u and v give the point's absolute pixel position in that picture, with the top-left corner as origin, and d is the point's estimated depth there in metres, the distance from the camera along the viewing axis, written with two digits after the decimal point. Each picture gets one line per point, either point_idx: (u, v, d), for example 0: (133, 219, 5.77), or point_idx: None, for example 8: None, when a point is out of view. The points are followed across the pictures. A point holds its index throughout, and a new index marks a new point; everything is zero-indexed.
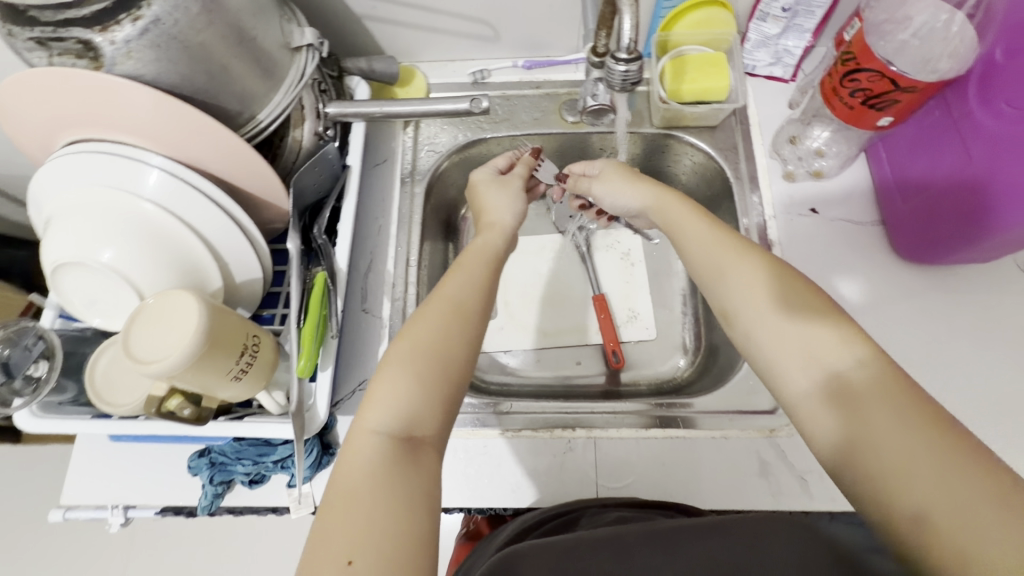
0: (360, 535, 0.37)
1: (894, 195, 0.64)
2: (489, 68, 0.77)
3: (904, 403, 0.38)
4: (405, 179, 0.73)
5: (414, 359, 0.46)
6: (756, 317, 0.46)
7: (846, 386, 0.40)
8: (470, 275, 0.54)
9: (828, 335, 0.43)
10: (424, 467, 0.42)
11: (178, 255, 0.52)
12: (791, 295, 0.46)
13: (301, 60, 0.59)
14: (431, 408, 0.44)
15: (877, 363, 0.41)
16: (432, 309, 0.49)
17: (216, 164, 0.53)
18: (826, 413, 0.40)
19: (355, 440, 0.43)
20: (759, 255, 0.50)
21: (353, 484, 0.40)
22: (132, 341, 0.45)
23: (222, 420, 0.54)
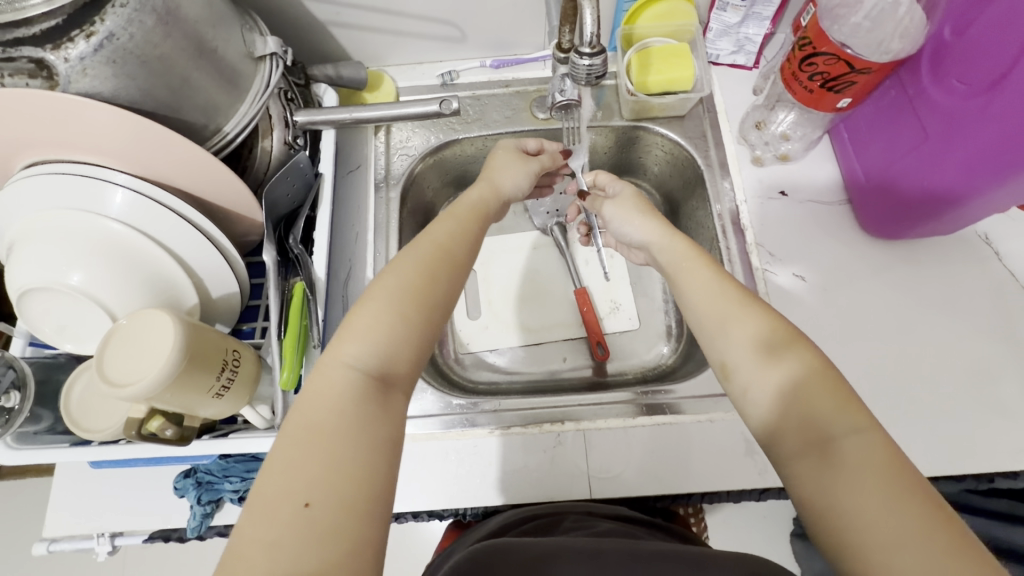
0: (324, 477, 0.36)
1: (858, 171, 0.66)
2: (457, 69, 0.77)
3: (895, 485, 0.37)
4: (380, 185, 0.73)
5: (397, 296, 0.45)
6: (756, 374, 0.45)
7: (837, 460, 0.39)
8: (456, 224, 0.54)
9: (827, 406, 0.41)
10: (393, 410, 0.41)
11: (149, 273, 0.51)
12: (789, 356, 0.44)
13: (265, 70, 0.58)
14: (406, 348, 0.44)
15: (873, 437, 0.39)
16: (415, 252, 0.49)
17: (184, 179, 0.52)
18: (815, 479, 0.39)
19: (326, 372, 0.41)
20: (765, 313, 0.48)
21: (320, 418, 0.39)
22: (106, 364, 0.44)
23: (207, 438, 0.53)
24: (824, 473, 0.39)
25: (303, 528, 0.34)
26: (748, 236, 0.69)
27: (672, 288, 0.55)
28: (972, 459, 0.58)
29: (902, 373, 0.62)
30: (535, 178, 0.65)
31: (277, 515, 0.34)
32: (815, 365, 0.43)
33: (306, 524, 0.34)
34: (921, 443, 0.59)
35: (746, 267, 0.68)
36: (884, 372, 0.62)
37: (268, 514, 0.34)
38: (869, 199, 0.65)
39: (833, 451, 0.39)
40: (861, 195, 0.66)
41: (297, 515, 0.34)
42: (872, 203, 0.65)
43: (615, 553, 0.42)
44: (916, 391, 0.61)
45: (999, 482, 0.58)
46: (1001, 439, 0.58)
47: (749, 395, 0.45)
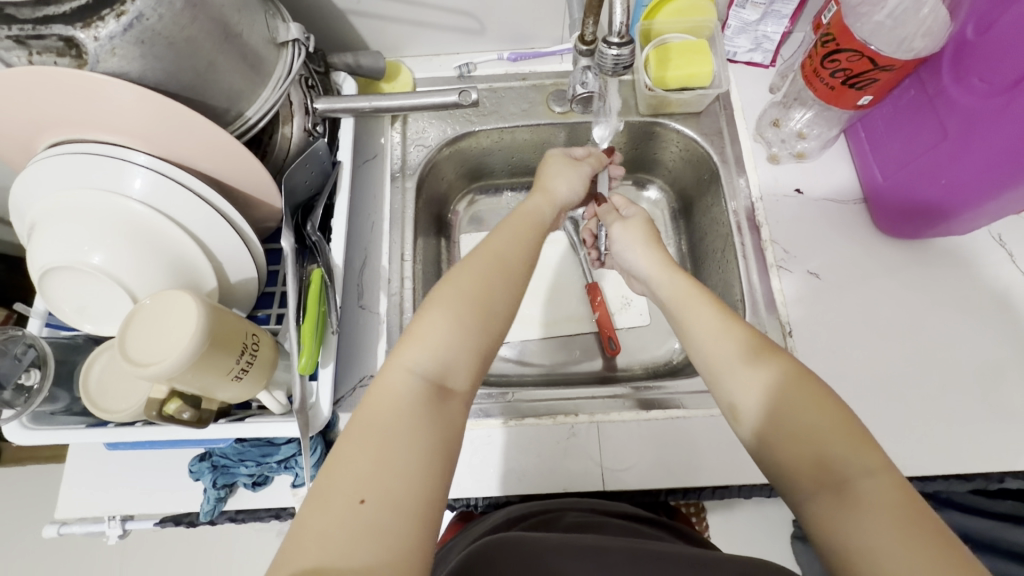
0: (382, 477, 0.37)
1: (874, 168, 0.66)
2: (475, 61, 0.77)
3: (915, 531, 0.36)
4: (395, 175, 0.73)
5: (458, 304, 0.46)
6: (765, 420, 0.44)
7: (853, 504, 0.38)
8: (516, 235, 0.54)
9: (839, 445, 0.41)
10: (450, 418, 0.42)
11: (169, 255, 0.51)
12: (797, 398, 0.44)
13: (287, 56, 0.58)
14: (466, 358, 0.44)
15: (890, 482, 0.39)
16: (479, 261, 0.50)
17: (205, 162, 0.52)
18: (836, 523, 0.38)
19: (387, 376, 0.43)
20: (768, 351, 0.47)
21: (381, 419, 0.40)
22: (127, 343, 0.44)
23: (223, 422, 0.53)
24: (841, 517, 0.38)
25: (357, 525, 0.35)
26: (764, 233, 0.69)
27: (678, 330, 0.54)
28: (983, 458, 0.58)
29: (914, 372, 0.62)
30: (587, 184, 0.66)
31: (332, 510, 0.35)
32: (825, 402, 0.43)
33: (361, 521, 0.35)
34: (932, 441, 0.59)
35: (761, 264, 0.68)
36: (896, 371, 0.62)
37: (326, 509, 0.35)
38: (886, 207, 0.65)
39: (849, 491, 0.39)
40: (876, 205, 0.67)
41: (352, 512, 0.35)
42: (888, 206, 0.65)
43: (619, 552, 0.43)
44: (928, 389, 0.61)
45: (1009, 482, 0.58)
46: (1012, 439, 0.58)
47: (760, 438, 0.44)
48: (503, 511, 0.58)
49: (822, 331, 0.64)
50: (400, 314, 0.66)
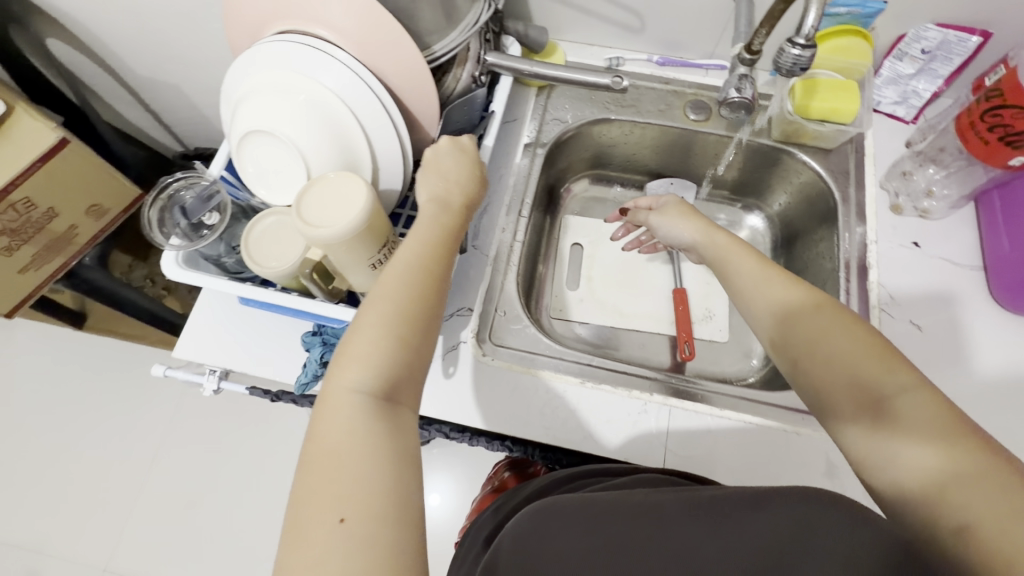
0: (353, 493, 0.39)
1: (1001, 241, 0.66)
2: (625, 57, 0.83)
3: (948, 435, 0.39)
4: (528, 143, 0.78)
5: (382, 316, 0.46)
6: (805, 350, 0.49)
7: (889, 417, 0.42)
8: (429, 232, 0.53)
9: (896, 392, 0.43)
10: (401, 423, 0.45)
11: (343, 145, 0.57)
12: (830, 325, 0.48)
13: (478, 8, 0.64)
14: (403, 367, 0.46)
15: (925, 395, 0.42)
16: (397, 270, 0.49)
17: (393, 77, 0.59)
18: (877, 441, 0.42)
19: (334, 398, 0.44)
20: (830, 308, 0.50)
21: (338, 443, 0.42)
22: (302, 206, 0.51)
23: (339, 305, 0.58)
24: (880, 431, 0.42)
25: (343, 542, 0.37)
26: (871, 275, 0.69)
27: (724, 281, 0.59)
28: None
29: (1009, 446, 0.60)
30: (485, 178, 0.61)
31: (312, 532, 0.38)
32: (882, 355, 0.45)
33: (344, 538, 0.37)
34: None
35: (863, 303, 0.68)
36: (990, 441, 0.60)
37: (305, 539, 0.38)
38: (1005, 280, 0.65)
39: (887, 406, 0.43)
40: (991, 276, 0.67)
41: (333, 530, 0.38)
42: (1011, 278, 0.64)
43: (676, 504, 0.42)
44: None
45: None
46: None
47: (798, 367, 0.50)
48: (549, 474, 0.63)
49: None
50: (505, 263, 0.71)
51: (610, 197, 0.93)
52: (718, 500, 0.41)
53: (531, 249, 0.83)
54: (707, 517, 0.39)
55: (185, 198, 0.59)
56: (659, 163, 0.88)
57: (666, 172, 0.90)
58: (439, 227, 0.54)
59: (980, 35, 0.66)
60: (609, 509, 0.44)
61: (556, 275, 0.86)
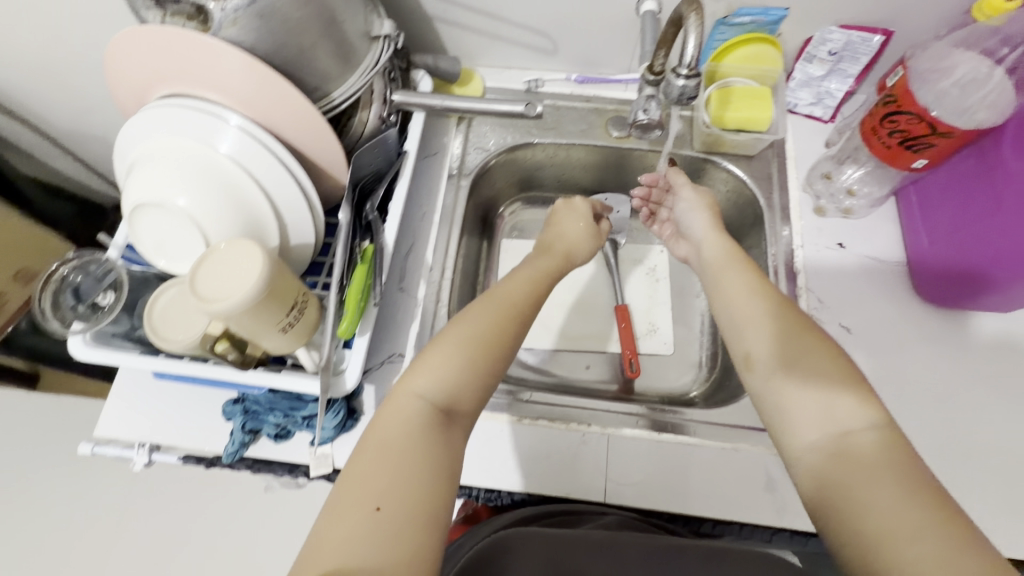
0: (390, 489, 0.45)
1: (919, 235, 0.66)
2: (544, 79, 0.82)
3: (898, 472, 0.42)
4: (452, 174, 0.77)
5: (466, 347, 0.54)
6: (781, 369, 0.52)
7: (846, 446, 0.45)
8: (519, 281, 0.63)
9: (842, 390, 0.48)
10: (453, 442, 0.50)
11: (243, 209, 0.56)
12: (811, 350, 0.52)
13: (376, 49, 0.63)
14: (467, 391, 0.53)
15: (884, 432, 0.45)
16: (484, 308, 0.58)
17: (290, 131, 0.57)
18: (826, 463, 0.45)
19: (401, 400, 0.51)
20: (793, 313, 0.55)
21: (393, 438, 0.48)
22: (197, 280, 0.49)
23: (261, 370, 0.57)
24: (834, 457, 0.45)
25: (374, 528, 0.43)
26: (800, 280, 0.69)
27: (714, 279, 0.63)
28: (1003, 540, 0.57)
29: (939, 442, 0.61)
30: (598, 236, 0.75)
31: (352, 512, 0.44)
32: (835, 359, 0.51)
33: (376, 525, 0.43)
34: None
35: None
36: (922, 442, 0.61)
37: (342, 518, 0.43)
38: (995, 275, 0.59)
39: (847, 435, 0.46)
40: (967, 282, 0.62)
41: (367, 516, 0.43)
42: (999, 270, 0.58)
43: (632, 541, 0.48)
44: (951, 463, 0.60)
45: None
46: None
47: (771, 383, 0.52)
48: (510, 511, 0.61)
49: None
50: (436, 302, 0.70)
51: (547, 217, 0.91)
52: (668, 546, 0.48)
53: (468, 280, 0.81)
54: (656, 559, 0.46)
55: (77, 280, 0.57)
56: (593, 181, 0.88)
57: (600, 188, 0.89)
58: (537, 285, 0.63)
59: (882, 35, 0.67)
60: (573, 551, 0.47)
61: None
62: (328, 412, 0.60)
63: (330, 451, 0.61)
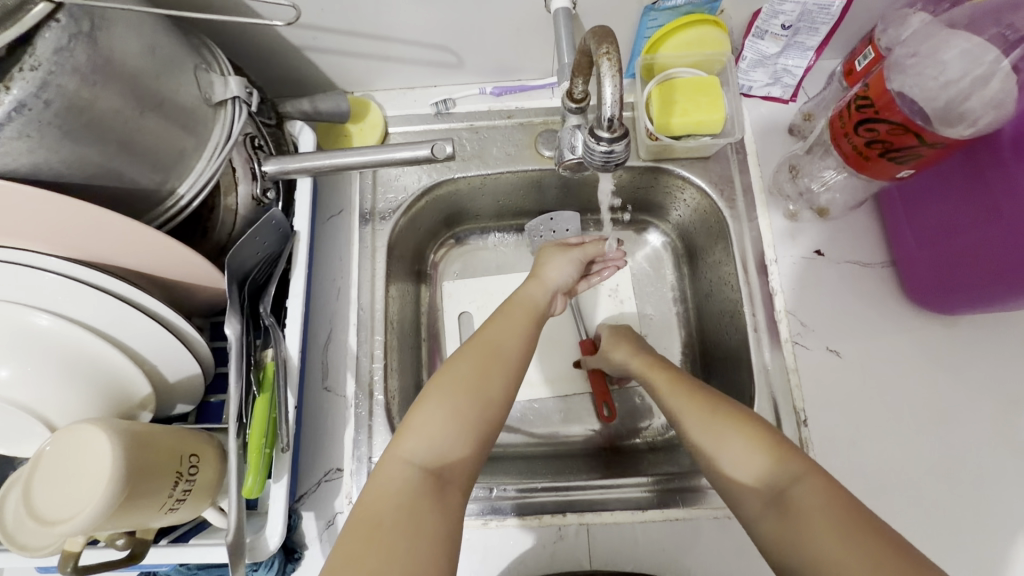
0: (380, 567, 0.39)
1: (907, 238, 0.57)
2: (454, 96, 0.68)
3: (846, 528, 0.38)
4: (365, 232, 0.65)
5: (452, 394, 0.50)
6: (705, 440, 0.48)
7: (791, 509, 0.41)
8: (511, 324, 0.58)
9: (748, 448, 0.45)
10: (448, 503, 0.45)
11: (89, 368, 0.44)
12: (726, 413, 0.48)
13: (225, 118, 0.50)
14: (461, 443, 0.48)
15: (820, 482, 0.41)
16: (473, 351, 0.54)
17: (128, 258, 0.45)
18: (779, 527, 0.41)
19: (392, 463, 0.47)
20: (685, 385, 0.53)
21: (382, 511, 0.44)
22: (33, 491, 0.39)
23: (163, 544, 0.47)
24: (783, 525, 0.41)
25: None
26: (778, 303, 0.61)
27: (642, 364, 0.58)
28: None
29: (952, 469, 0.55)
30: (580, 265, 0.68)
31: None
32: (736, 420, 0.47)
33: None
34: (966, 556, 0.52)
35: (774, 338, 0.60)
36: (931, 474, 0.55)
37: None
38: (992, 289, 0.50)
39: (787, 498, 0.41)
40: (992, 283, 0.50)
41: None
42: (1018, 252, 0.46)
43: None
44: (969, 493, 0.54)
45: None
46: None
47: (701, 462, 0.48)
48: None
49: (843, 423, 0.56)
50: (369, 398, 0.60)
51: (488, 248, 0.80)
52: None
53: (409, 346, 0.71)
54: None
55: None
56: (535, 202, 0.76)
57: (543, 209, 0.78)
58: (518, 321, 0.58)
59: None
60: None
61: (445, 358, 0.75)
62: (260, 568, 0.51)
63: None
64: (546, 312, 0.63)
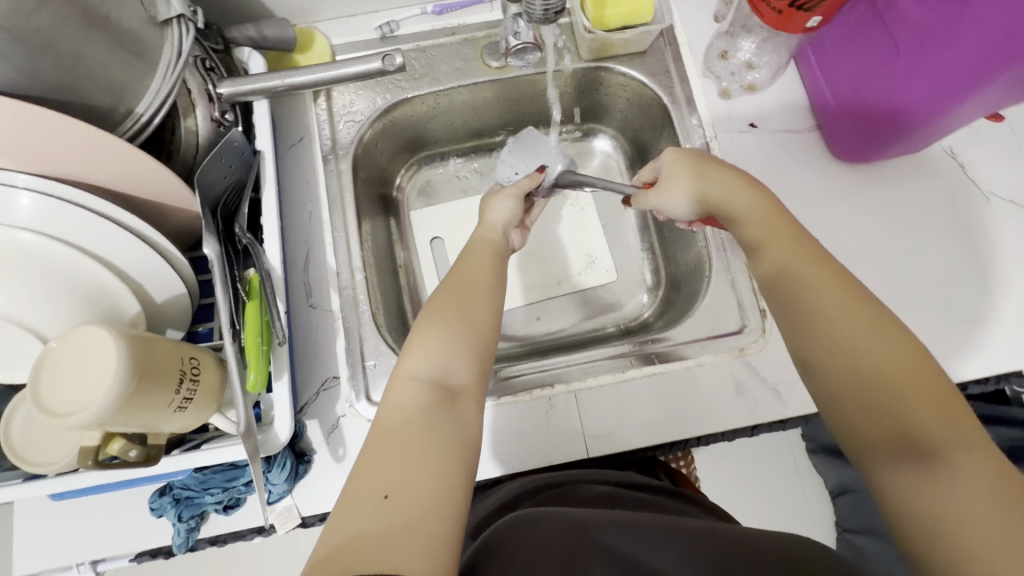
0: (403, 474, 0.38)
1: (828, 98, 0.64)
2: (397, 19, 0.70)
3: (1006, 501, 0.34)
4: (327, 157, 0.67)
5: (444, 316, 0.48)
6: (854, 364, 0.40)
7: (943, 466, 0.36)
8: (480, 256, 0.56)
9: (918, 396, 0.38)
10: (463, 416, 0.44)
11: (78, 283, 0.46)
12: (890, 346, 0.40)
13: (173, 36, 0.50)
14: (465, 358, 0.46)
15: (985, 451, 0.36)
16: (452, 282, 0.52)
17: (101, 175, 0.45)
18: (916, 478, 0.36)
19: (396, 383, 0.45)
20: (857, 292, 0.42)
21: (395, 425, 0.42)
22: (41, 393, 0.40)
23: (177, 453, 0.49)
24: (926, 476, 0.36)
25: (384, 518, 0.36)
26: None
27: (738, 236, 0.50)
28: (949, 373, 0.60)
29: (883, 297, 0.62)
30: (522, 199, 0.65)
31: (359, 508, 0.37)
32: (910, 361, 0.39)
33: (388, 515, 0.36)
34: None
35: None
36: None
37: (353, 509, 0.37)
38: (906, 124, 0.57)
39: (940, 453, 0.36)
40: (913, 119, 0.56)
41: (378, 507, 0.37)
42: (920, 80, 0.52)
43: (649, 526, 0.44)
44: (899, 314, 0.61)
45: (972, 388, 0.61)
46: (977, 352, 0.60)
47: (834, 389, 0.41)
48: (515, 479, 0.57)
49: None
50: (355, 310, 0.63)
51: (451, 174, 0.83)
52: (689, 527, 0.44)
53: (386, 269, 0.73)
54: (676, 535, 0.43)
55: None
56: (488, 121, 0.78)
57: (496, 127, 0.80)
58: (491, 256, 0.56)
59: None
60: (602, 548, 0.42)
61: (423, 280, 0.78)
62: (273, 468, 0.54)
63: (293, 501, 0.56)
64: (505, 247, 0.61)
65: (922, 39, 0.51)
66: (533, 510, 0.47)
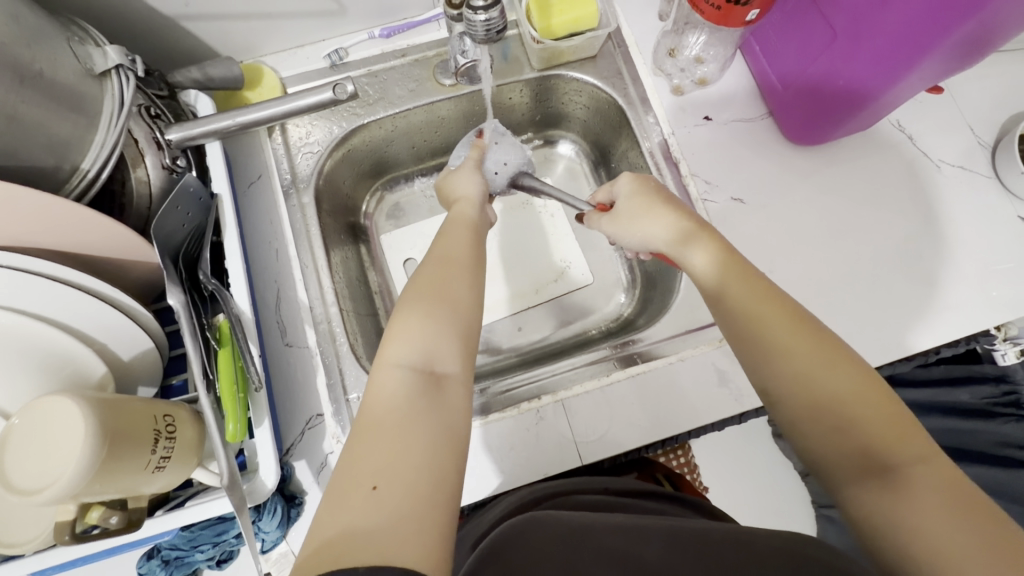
0: (389, 462, 0.38)
1: (776, 84, 0.65)
2: (344, 46, 0.69)
3: (960, 505, 0.35)
4: (288, 191, 0.66)
5: (427, 298, 0.48)
6: (808, 395, 0.41)
7: (901, 484, 0.37)
8: (457, 235, 0.57)
9: (871, 419, 0.39)
10: (447, 404, 0.43)
11: (39, 351, 0.45)
12: (837, 371, 0.41)
13: (114, 86, 0.49)
14: (451, 345, 0.46)
15: (935, 461, 0.37)
16: (431, 264, 0.52)
17: (52, 237, 0.44)
18: (879, 498, 0.37)
19: (380, 370, 0.44)
20: (805, 323, 0.44)
21: (379, 414, 0.41)
22: (10, 471, 0.39)
23: (161, 513, 0.48)
24: (886, 495, 0.37)
25: (371, 510, 0.35)
26: (684, 168, 0.67)
27: (686, 265, 0.52)
28: (922, 341, 0.61)
29: (852, 273, 0.63)
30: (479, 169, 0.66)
31: (346, 501, 0.36)
32: (859, 383, 0.40)
33: (373, 507, 0.36)
34: (872, 340, 0.61)
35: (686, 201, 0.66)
36: (837, 281, 0.63)
37: (341, 501, 0.36)
38: (852, 103, 0.58)
39: (896, 472, 0.37)
40: (858, 99, 0.57)
41: (366, 498, 0.36)
42: (859, 59, 0.54)
43: (655, 531, 0.44)
44: (868, 289, 0.63)
45: (943, 352, 0.64)
46: (947, 318, 0.62)
47: (795, 421, 0.42)
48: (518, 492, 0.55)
49: (759, 257, 0.64)
50: (333, 344, 0.62)
51: (418, 194, 0.83)
52: (695, 527, 0.44)
53: (361, 297, 0.72)
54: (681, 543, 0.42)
55: None
56: (448, 138, 0.78)
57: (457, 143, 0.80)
58: (468, 237, 0.56)
59: None
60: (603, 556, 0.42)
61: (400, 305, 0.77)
62: (263, 516, 0.52)
63: (287, 547, 0.56)
64: (481, 224, 0.62)
65: (856, 22, 0.53)
66: (534, 513, 0.47)
